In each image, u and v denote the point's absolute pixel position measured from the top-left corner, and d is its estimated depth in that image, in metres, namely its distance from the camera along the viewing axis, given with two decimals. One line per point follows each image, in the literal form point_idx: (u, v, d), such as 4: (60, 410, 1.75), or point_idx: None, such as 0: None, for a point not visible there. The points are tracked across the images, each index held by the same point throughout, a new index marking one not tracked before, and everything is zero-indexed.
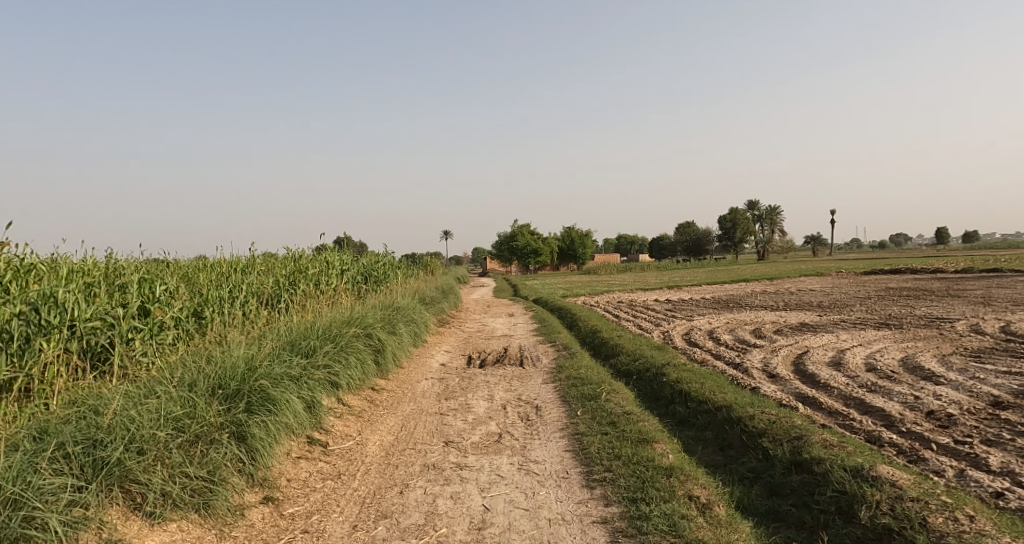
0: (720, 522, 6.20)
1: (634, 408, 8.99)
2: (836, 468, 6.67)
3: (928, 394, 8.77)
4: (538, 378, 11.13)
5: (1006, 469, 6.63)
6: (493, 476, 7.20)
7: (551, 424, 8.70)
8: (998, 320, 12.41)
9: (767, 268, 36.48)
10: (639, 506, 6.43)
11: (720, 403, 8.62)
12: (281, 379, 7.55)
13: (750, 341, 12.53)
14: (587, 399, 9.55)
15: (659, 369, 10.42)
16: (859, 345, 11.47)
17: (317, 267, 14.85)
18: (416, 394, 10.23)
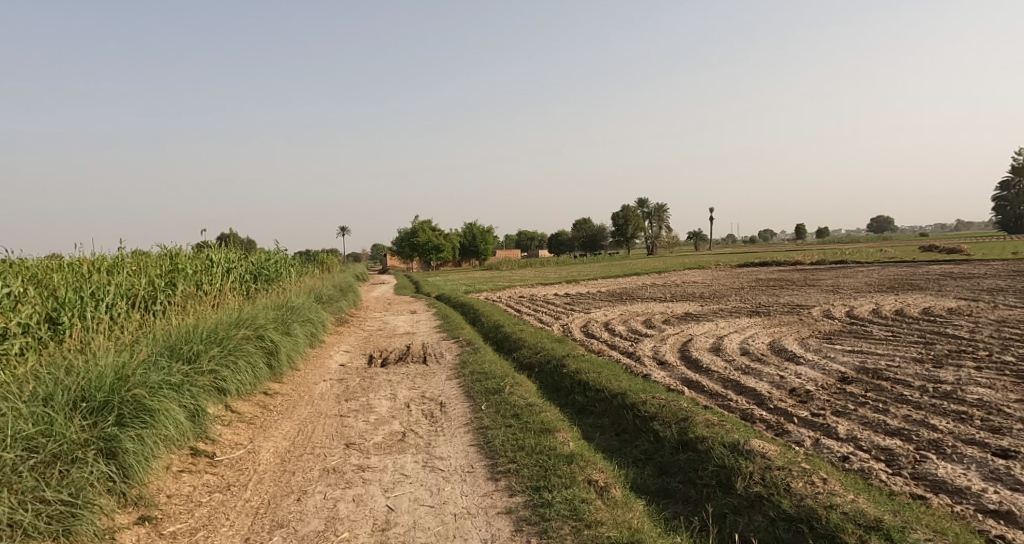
0: (616, 502, 6.85)
1: (536, 399, 9.59)
2: (716, 445, 7.47)
3: (791, 373, 9.88)
4: (441, 375, 11.53)
5: (851, 435, 7.64)
6: (397, 475, 7.56)
7: (455, 420, 9.14)
8: (849, 304, 13.98)
9: (653, 262, 38.60)
10: (542, 494, 6.98)
11: (615, 391, 9.34)
12: (158, 387, 7.52)
13: (642, 331, 13.46)
14: (490, 393, 10.05)
15: (560, 361, 11.09)
16: (734, 331, 12.64)
17: (198, 265, 14.49)
18: (313, 397, 10.37)
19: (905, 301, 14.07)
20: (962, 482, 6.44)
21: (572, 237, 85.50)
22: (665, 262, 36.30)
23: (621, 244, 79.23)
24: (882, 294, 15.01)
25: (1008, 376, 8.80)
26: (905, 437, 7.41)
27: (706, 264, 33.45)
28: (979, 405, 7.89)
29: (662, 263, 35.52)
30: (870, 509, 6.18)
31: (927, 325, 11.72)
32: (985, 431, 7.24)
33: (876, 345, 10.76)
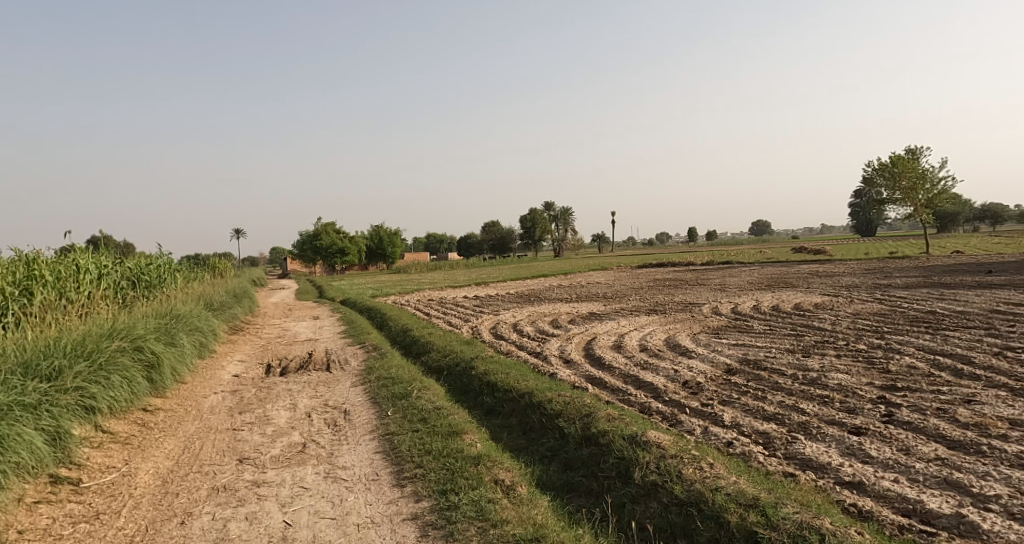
0: (522, 500, 7.01)
1: (444, 402, 9.81)
2: (616, 437, 7.56)
3: (684, 367, 10.53)
4: (346, 381, 11.59)
5: (735, 422, 8.15)
6: (296, 489, 7.56)
7: (360, 428, 9.22)
8: (734, 302, 15.02)
9: (557, 264, 39.83)
10: (448, 497, 7.14)
11: (522, 391, 9.50)
12: (9, 410, 7.26)
13: (548, 331, 14.00)
14: (397, 398, 10.21)
15: (468, 363, 11.35)
16: (633, 329, 13.32)
17: (66, 271, 13.57)
18: (202, 411, 10.16)
19: (782, 298, 15.26)
20: (824, 459, 7.04)
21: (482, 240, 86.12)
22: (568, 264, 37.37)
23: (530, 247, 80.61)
24: (762, 291, 16.21)
25: (860, 361, 9.88)
26: (779, 422, 8.08)
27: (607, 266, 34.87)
28: (839, 389, 8.80)
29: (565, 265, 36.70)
30: (749, 489, 6.38)
31: (800, 319, 12.80)
32: (842, 412, 8.11)
33: (757, 338, 11.70)
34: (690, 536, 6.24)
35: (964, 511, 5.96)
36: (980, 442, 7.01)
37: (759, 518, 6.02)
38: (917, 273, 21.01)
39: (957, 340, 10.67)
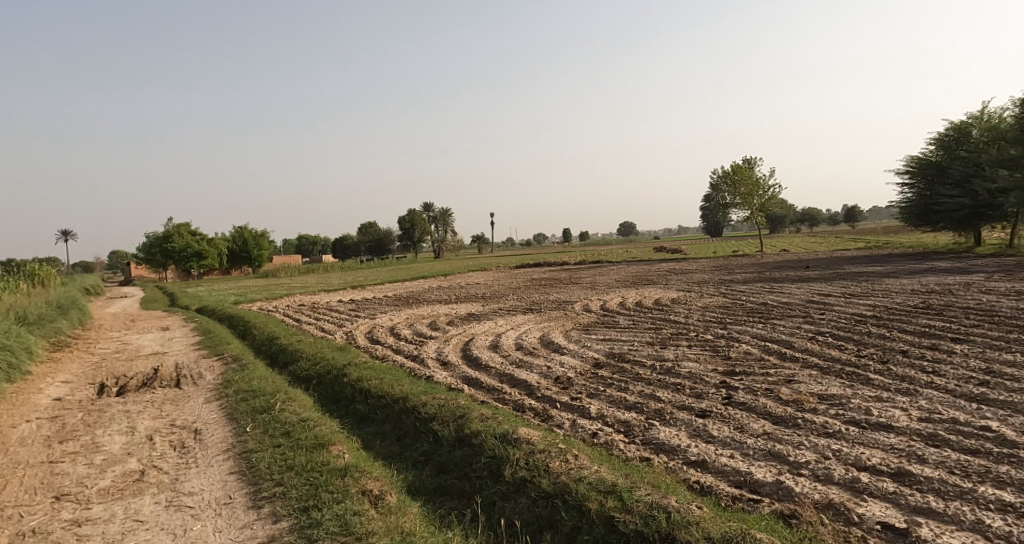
0: (391, 509, 6.82)
1: (311, 414, 9.03)
2: (488, 437, 7.73)
3: (556, 363, 11.01)
4: (198, 398, 10.41)
5: (600, 414, 8.68)
6: (128, 523, 6.78)
7: (213, 448, 8.29)
8: (602, 299, 15.82)
9: (424, 267, 39.93)
10: (310, 514, 6.75)
11: (397, 395, 9.03)
12: None
13: (427, 333, 13.47)
14: (258, 412, 9.25)
15: (340, 371, 10.34)
16: (510, 328, 13.58)
17: None
18: (9, 443, 8.83)
19: (644, 294, 16.29)
20: (675, 441, 7.67)
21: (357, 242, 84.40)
22: (434, 268, 37.32)
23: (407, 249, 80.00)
24: (628, 288, 17.21)
25: (707, 350, 10.85)
26: (638, 410, 8.70)
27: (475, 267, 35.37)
28: (689, 377, 9.60)
29: (433, 267, 36.86)
30: (609, 476, 6.83)
31: (659, 313, 13.76)
32: (691, 397, 8.86)
33: (621, 332, 12.47)
34: (555, 527, 6.58)
35: (783, 478, 6.75)
36: (797, 416, 7.95)
37: (616, 503, 6.45)
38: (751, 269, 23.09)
39: (783, 327, 11.95)
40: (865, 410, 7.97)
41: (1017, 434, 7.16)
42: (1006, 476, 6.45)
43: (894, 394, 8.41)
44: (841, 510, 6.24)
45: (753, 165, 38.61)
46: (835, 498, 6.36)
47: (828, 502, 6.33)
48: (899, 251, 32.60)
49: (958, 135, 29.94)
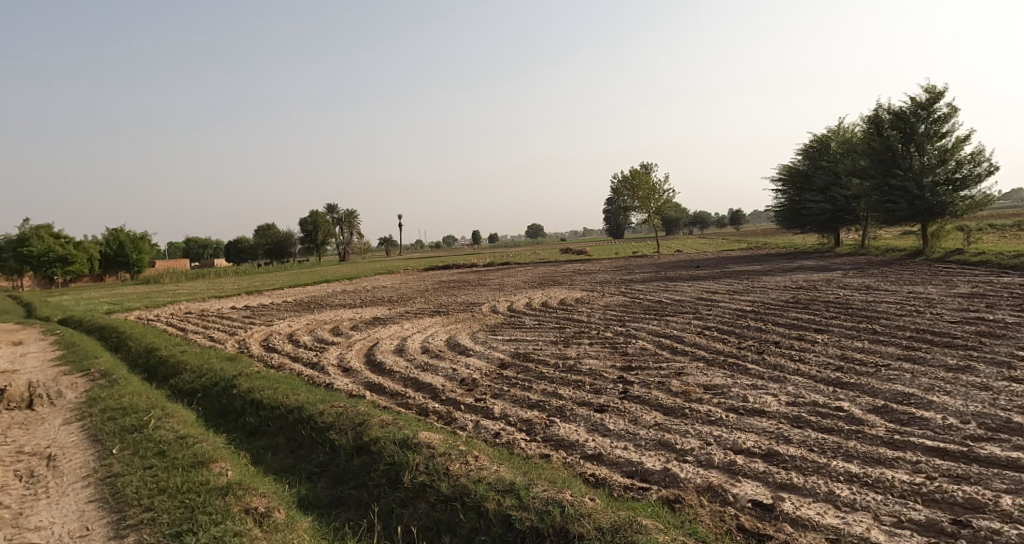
0: (278, 526, 6.51)
1: (191, 429, 8.45)
2: (387, 444, 7.56)
3: (462, 365, 10.91)
4: (57, 418, 9.46)
5: (503, 413, 8.65)
6: None
7: (70, 474, 7.59)
8: (509, 300, 15.88)
9: (322, 272, 38.86)
10: (184, 539, 6.34)
11: (291, 405, 8.66)
12: None
13: (327, 338, 13.03)
14: (127, 431, 8.50)
15: (229, 382, 9.77)
16: (416, 331, 13.38)
17: None
18: None
19: (549, 294, 16.46)
20: (574, 437, 7.75)
21: (254, 246, 79.58)
22: (331, 272, 36.32)
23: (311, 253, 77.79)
24: (534, 289, 17.39)
25: (608, 347, 11.08)
26: (540, 408, 8.73)
27: (375, 270, 34.77)
28: (589, 373, 9.76)
29: (332, 272, 35.90)
30: (508, 475, 6.80)
31: (563, 313, 13.95)
32: (591, 393, 9.00)
33: (527, 333, 12.54)
34: (453, 530, 6.48)
35: (670, 466, 6.93)
36: (684, 406, 8.22)
37: (513, 501, 6.42)
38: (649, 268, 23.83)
39: (676, 323, 12.37)
40: (742, 398, 8.34)
41: (864, 412, 7.69)
42: (853, 449, 6.88)
43: (766, 382, 8.86)
44: (718, 491, 6.46)
45: (650, 171, 39.91)
46: (714, 481, 6.59)
47: (708, 485, 6.54)
48: (774, 252, 34.70)
49: (819, 146, 32.11)
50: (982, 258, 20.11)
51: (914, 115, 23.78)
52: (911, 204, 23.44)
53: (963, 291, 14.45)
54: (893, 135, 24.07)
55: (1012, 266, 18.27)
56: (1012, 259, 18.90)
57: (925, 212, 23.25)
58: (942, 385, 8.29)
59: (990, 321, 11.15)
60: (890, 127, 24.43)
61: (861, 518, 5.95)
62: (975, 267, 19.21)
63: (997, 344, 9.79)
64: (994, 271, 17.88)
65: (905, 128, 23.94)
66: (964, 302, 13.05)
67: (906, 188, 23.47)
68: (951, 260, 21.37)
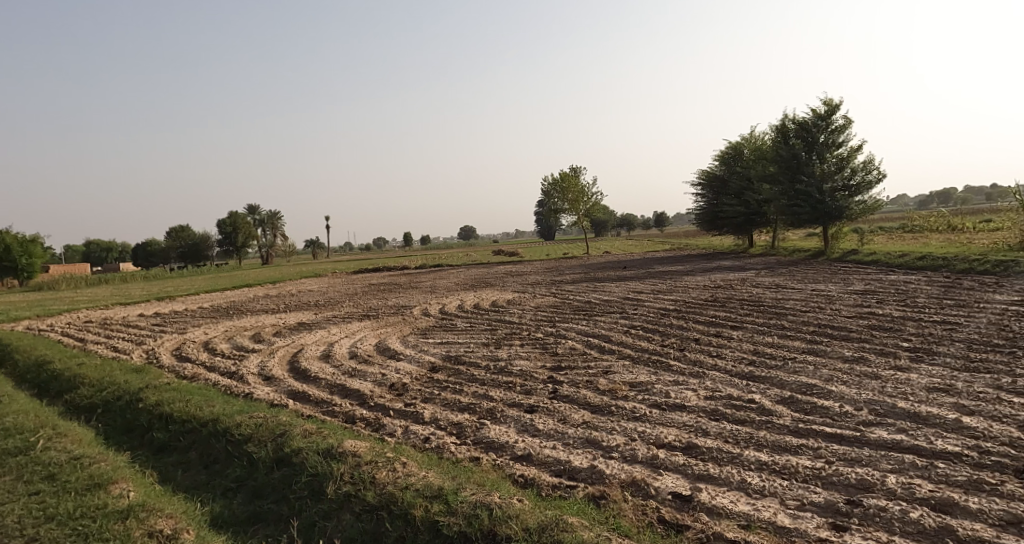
0: None
1: (87, 449, 7.85)
2: (310, 454, 7.23)
3: (391, 370, 10.59)
4: None
5: (434, 418, 8.40)
6: None
7: None
8: (441, 303, 15.63)
9: (242, 275, 37.48)
10: None
11: (205, 418, 8.19)
12: None
13: (247, 346, 12.44)
14: (12, 454, 7.81)
15: (133, 396, 9.16)
16: (344, 336, 12.95)
17: None
18: None
19: (481, 296, 16.28)
20: (504, 438, 7.60)
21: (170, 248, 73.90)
22: (251, 276, 35.03)
23: (231, 255, 74.95)
24: (466, 291, 17.18)
25: (539, 347, 11.00)
26: (471, 410, 8.55)
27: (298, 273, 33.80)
28: (520, 375, 9.64)
29: (252, 275, 34.64)
30: (436, 481, 6.59)
31: (495, 315, 13.80)
32: (521, 394, 8.87)
33: (459, 335, 12.33)
34: (379, 540, 6.21)
35: (597, 463, 6.87)
36: (610, 404, 8.20)
37: (441, 507, 6.22)
38: (579, 270, 24.01)
39: (604, 322, 12.42)
40: (665, 394, 8.40)
41: (773, 403, 7.86)
42: (763, 439, 7.00)
43: (686, 378, 8.96)
44: (640, 485, 6.44)
45: (579, 174, 40.31)
46: (638, 476, 6.56)
47: (631, 480, 6.51)
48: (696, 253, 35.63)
49: (734, 153, 33.12)
50: (874, 258, 21.17)
51: (817, 126, 24.80)
52: (813, 208, 24.48)
53: (857, 288, 15.18)
54: (796, 144, 25.05)
55: (899, 265, 19.28)
56: (898, 258, 19.95)
57: (826, 216, 24.33)
58: (840, 375, 8.59)
59: (881, 315, 11.70)
60: (795, 136, 25.40)
61: (768, 503, 6.03)
62: (867, 267, 20.12)
63: (886, 337, 10.25)
64: (884, 272, 18.44)
65: (808, 139, 24.96)
66: (858, 298, 13.65)
67: (809, 193, 24.47)
68: (847, 259, 22.41)
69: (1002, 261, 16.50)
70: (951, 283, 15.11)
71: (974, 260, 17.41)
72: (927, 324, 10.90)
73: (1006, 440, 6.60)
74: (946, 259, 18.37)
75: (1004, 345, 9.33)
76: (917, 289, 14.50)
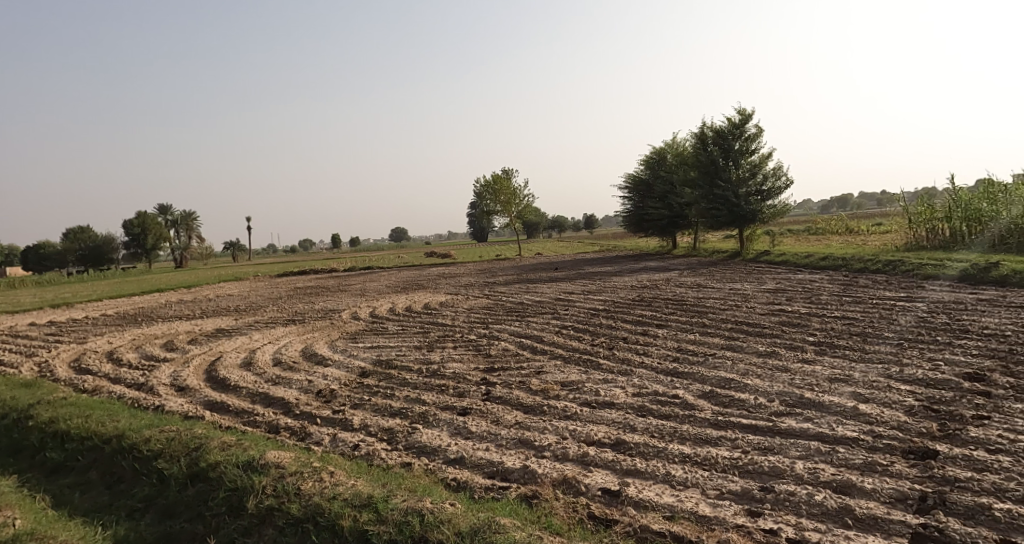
0: None
1: None
2: (229, 468, 6.79)
3: (318, 376, 10.17)
4: None
5: (364, 424, 8.07)
6: None
7: None
8: (371, 306, 15.22)
9: (153, 280, 35.70)
10: None
11: (108, 435, 7.61)
12: None
13: (159, 355, 11.73)
14: None
15: (24, 413, 8.44)
16: (268, 343, 12.39)
17: None
18: None
19: (413, 299, 15.98)
20: (436, 442, 7.35)
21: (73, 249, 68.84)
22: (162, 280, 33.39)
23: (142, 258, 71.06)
24: (398, 294, 16.79)
25: (472, 349, 10.79)
26: (403, 415, 8.25)
27: (214, 276, 32.45)
28: (453, 377, 9.41)
29: (163, 280, 33.04)
30: (365, 489, 6.29)
31: (427, 317, 13.53)
32: (454, 397, 8.64)
33: (390, 338, 11.99)
34: None
35: (530, 463, 6.72)
36: (543, 403, 8.08)
37: (370, 516, 5.94)
38: (510, 272, 23.98)
39: (536, 323, 12.34)
40: (595, 392, 8.34)
41: (696, 398, 7.91)
42: (687, 433, 7.01)
43: (615, 376, 8.94)
44: (571, 483, 6.32)
45: (510, 176, 40.39)
46: (569, 473, 6.45)
47: (562, 478, 6.39)
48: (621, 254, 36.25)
49: (658, 158, 33.70)
50: (783, 258, 22.02)
51: (732, 134, 25.64)
52: (730, 211, 25.24)
53: (770, 286, 15.70)
54: (715, 151, 25.79)
55: (805, 264, 20.04)
56: (804, 259, 20.78)
57: (741, 219, 25.14)
58: (755, 369, 8.75)
59: (790, 312, 12.06)
60: (713, 143, 26.16)
61: (691, 494, 6.03)
62: (776, 267, 20.89)
63: (794, 332, 10.55)
64: (789, 272, 19.08)
65: (725, 145, 25.74)
66: (771, 296, 14.07)
67: (725, 197, 25.20)
68: (761, 260, 23.20)
69: (892, 260, 17.35)
70: (850, 281, 15.78)
71: (870, 259, 18.25)
72: (830, 319, 11.29)
73: (895, 424, 6.82)
74: (844, 259, 19.24)
75: (892, 338, 9.75)
76: (821, 287, 15.08)
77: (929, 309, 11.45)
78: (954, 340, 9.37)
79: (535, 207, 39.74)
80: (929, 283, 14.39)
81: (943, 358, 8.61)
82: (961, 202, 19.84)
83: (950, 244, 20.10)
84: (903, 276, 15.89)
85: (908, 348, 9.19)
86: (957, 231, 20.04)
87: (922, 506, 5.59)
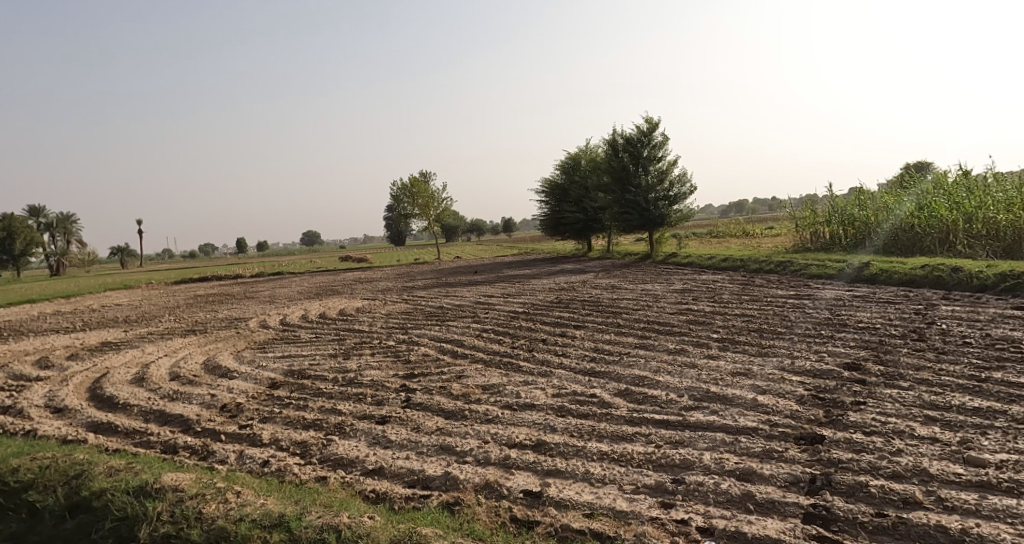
0: None
1: None
2: (117, 495, 6.05)
3: (222, 390, 9.40)
4: None
5: (273, 438, 7.46)
6: None
7: None
8: (282, 313, 14.39)
9: (32, 288, 32.85)
10: None
11: None
12: None
13: (33, 374, 10.56)
14: None
15: None
16: (164, 356, 11.40)
17: None
18: None
19: (327, 305, 15.26)
20: (354, 454, 6.85)
21: None
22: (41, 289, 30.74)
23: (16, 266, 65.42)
24: (311, 300, 15.99)
25: (390, 355, 10.30)
26: (317, 427, 7.68)
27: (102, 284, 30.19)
28: (371, 385, 8.89)
29: (44, 289, 30.48)
30: (276, 507, 5.73)
31: (343, 324, 12.90)
32: (372, 405, 8.14)
33: (303, 347, 11.30)
34: None
35: (451, 469, 6.35)
36: (464, 408, 7.72)
37: (282, 536, 5.45)
38: (427, 275, 23.45)
39: (456, 327, 11.96)
40: (515, 394, 8.04)
41: (613, 396, 7.76)
42: (604, 431, 6.82)
43: (535, 377, 8.68)
44: (494, 487, 5.98)
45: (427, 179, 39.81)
46: (491, 478, 6.11)
47: (486, 482, 6.05)
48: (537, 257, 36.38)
49: (572, 163, 33.89)
50: (688, 259, 22.66)
51: (642, 142, 25.95)
52: (641, 215, 25.65)
53: (678, 287, 15.98)
54: (626, 157, 26.11)
55: (709, 264, 20.67)
56: (707, 259, 21.50)
57: (651, 223, 25.61)
58: (665, 366, 8.70)
59: (696, 311, 12.21)
60: (624, 150, 26.49)
61: (608, 490, 5.82)
62: (682, 267, 21.48)
63: (699, 329, 10.63)
64: (694, 272, 19.70)
65: (635, 151, 26.08)
66: (678, 296, 14.29)
67: (637, 201, 25.60)
68: (669, 260, 23.79)
69: (783, 261, 18.09)
70: (748, 280, 16.33)
71: (764, 260, 19.00)
72: (730, 317, 11.49)
73: (788, 413, 6.86)
74: (742, 259, 19.96)
75: (784, 332, 9.95)
76: (722, 286, 15.47)
77: (814, 305, 11.84)
78: (834, 333, 9.64)
79: (452, 211, 39.31)
80: (816, 282, 15.02)
81: (826, 350, 8.82)
82: (838, 207, 21.00)
83: (828, 245, 21.25)
84: (792, 275, 16.52)
85: (797, 342, 9.38)
86: (834, 234, 21.13)
87: (811, 487, 5.59)
